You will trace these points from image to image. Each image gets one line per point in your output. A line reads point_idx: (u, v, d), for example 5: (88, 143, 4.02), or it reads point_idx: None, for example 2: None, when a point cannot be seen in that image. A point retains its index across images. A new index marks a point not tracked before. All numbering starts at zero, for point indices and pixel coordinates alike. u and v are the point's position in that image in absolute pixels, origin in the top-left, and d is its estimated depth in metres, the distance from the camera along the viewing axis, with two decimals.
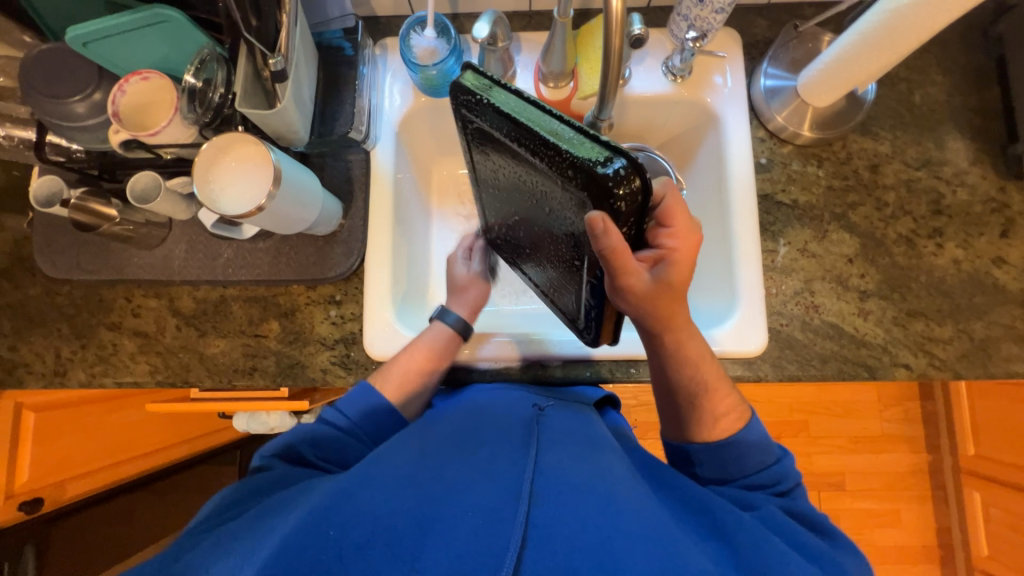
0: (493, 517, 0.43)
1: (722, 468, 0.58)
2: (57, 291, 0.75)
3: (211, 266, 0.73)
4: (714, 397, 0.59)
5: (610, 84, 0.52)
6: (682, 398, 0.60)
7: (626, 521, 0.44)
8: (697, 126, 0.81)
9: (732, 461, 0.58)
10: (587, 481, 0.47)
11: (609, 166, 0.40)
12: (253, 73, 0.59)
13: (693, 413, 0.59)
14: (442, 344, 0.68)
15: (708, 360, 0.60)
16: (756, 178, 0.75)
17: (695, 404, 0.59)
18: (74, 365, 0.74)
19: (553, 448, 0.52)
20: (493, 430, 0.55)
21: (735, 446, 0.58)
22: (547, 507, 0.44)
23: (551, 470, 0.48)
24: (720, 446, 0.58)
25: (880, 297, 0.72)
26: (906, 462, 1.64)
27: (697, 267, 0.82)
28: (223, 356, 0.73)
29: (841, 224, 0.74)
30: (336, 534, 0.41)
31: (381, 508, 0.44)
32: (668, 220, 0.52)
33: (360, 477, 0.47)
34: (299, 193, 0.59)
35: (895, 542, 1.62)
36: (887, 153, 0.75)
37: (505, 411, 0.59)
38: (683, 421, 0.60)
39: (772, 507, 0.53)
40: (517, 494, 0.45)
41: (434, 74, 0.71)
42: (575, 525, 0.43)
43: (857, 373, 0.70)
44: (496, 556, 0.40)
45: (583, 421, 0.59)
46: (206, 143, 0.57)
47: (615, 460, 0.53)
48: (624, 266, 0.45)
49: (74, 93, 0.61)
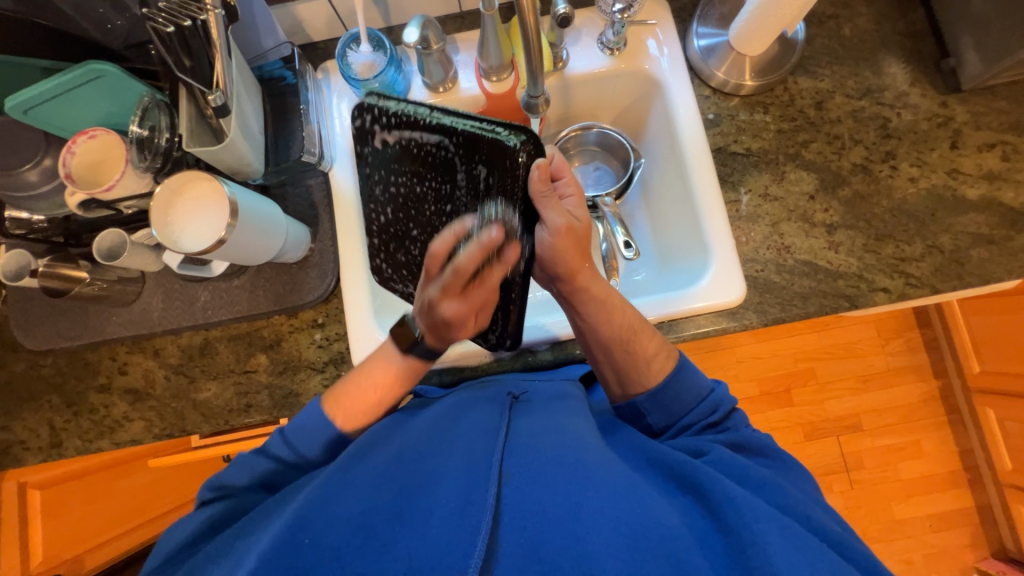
0: (464, 504, 0.45)
1: (666, 409, 0.60)
2: (42, 363, 0.75)
3: (190, 311, 0.74)
4: (639, 341, 0.60)
5: (534, 57, 0.54)
6: (613, 348, 0.60)
7: (595, 486, 0.46)
8: (643, 96, 0.83)
9: (672, 401, 0.59)
10: (558, 452, 0.50)
11: (512, 142, 0.48)
12: (197, 114, 0.60)
13: (627, 362, 0.60)
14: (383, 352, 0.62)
15: (624, 307, 0.61)
16: (707, 134, 0.77)
17: (625, 351, 0.60)
18: (69, 433, 0.73)
19: (525, 427, 0.54)
20: (469, 419, 0.57)
21: (675, 382, 0.59)
22: (517, 485, 0.47)
23: (522, 450, 0.51)
24: (659, 390, 0.59)
25: (847, 228, 0.73)
26: (917, 392, 1.65)
27: (665, 232, 0.84)
28: (217, 398, 0.73)
29: (796, 163, 0.75)
30: (310, 541, 0.43)
31: (358, 507, 0.46)
32: (560, 175, 0.57)
33: (338, 482, 0.49)
34: (257, 223, 0.59)
35: (922, 473, 1.62)
36: (828, 88, 0.77)
37: (480, 397, 0.62)
38: (620, 371, 0.61)
39: (721, 449, 0.53)
40: (487, 476, 0.47)
41: (377, 87, 0.72)
42: (545, 500, 0.46)
43: (839, 305, 0.71)
44: (468, 539, 0.42)
45: (557, 395, 0.62)
46: (160, 186, 0.57)
47: (586, 427, 0.56)
48: (545, 204, 0.52)
49: (26, 162, 0.64)
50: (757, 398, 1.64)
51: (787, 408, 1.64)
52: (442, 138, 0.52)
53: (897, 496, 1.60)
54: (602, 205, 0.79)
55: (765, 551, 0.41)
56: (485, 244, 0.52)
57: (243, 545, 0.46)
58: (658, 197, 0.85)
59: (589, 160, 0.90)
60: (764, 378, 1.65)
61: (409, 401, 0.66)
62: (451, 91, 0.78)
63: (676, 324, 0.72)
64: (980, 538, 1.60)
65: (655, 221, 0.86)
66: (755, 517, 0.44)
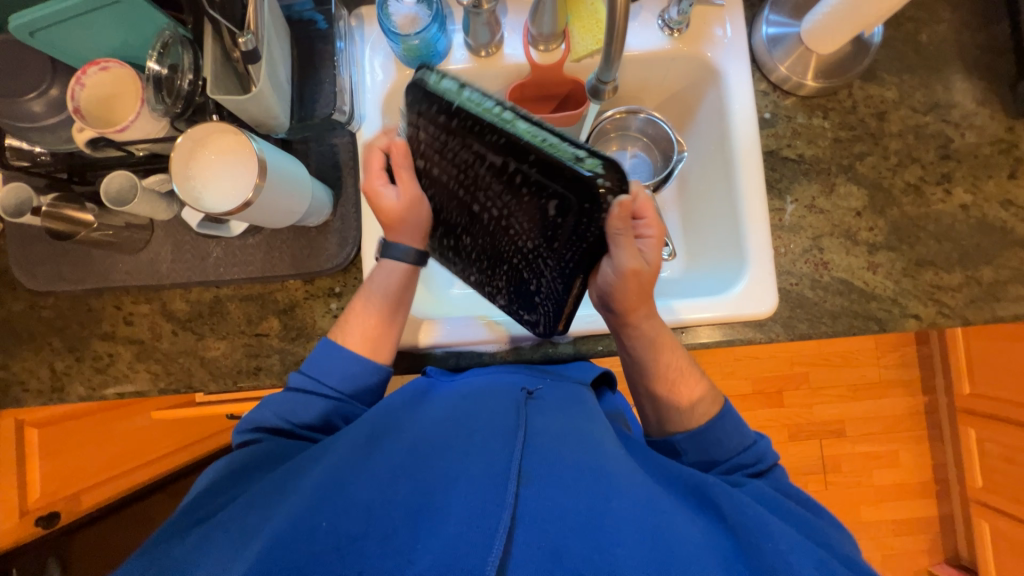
0: (484, 502, 0.45)
1: (705, 450, 0.59)
2: (42, 304, 0.72)
3: (200, 266, 0.70)
4: (683, 385, 0.61)
5: (614, 44, 0.50)
6: (661, 387, 0.61)
7: (616, 498, 0.47)
8: (697, 83, 0.77)
9: (713, 445, 0.59)
10: (579, 461, 0.50)
11: (591, 171, 0.46)
12: (222, 55, 0.54)
13: (670, 399, 0.61)
14: (395, 291, 0.63)
15: (680, 350, 0.62)
16: (760, 134, 0.73)
17: (672, 391, 0.61)
18: (71, 379, 0.71)
19: (545, 427, 0.54)
20: (486, 412, 0.57)
21: (719, 423, 0.59)
22: (538, 487, 0.47)
23: (542, 450, 0.51)
24: (700, 432, 0.59)
25: (889, 250, 0.71)
26: (904, 405, 1.69)
27: (699, 233, 0.81)
28: (226, 358, 0.71)
29: (848, 176, 0.72)
30: (328, 527, 0.43)
31: (376, 498, 0.46)
32: (641, 215, 0.58)
33: (353, 470, 0.48)
34: (286, 185, 0.55)
35: (894, 481, 1.69)
36: (894, 99, 0.73)
37: (497, 389, 0.61)
38: (658, 409, 0.62)
39: (759, 486, 0.54)
40: (506, 475, 0.47)
41: (417, 44, 0.66)
42: (565, 506, 0.46)
43: (868, 327, 0.70)
44: (488, 538, 0.42)
45: (577, 396, 0.62)
46: (182, 135, 0.52)
47: (606, 435, 0.56)
48: (618, 241, 0.52)
49: (30, 90, 0.58)
50: (750, 396, 1.67)
51: (776, 408, 1.67)
52: (507, 150, 0.48)
53: (868, 500, 1.67)
54: None
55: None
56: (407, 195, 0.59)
57: (256, 522, 0.45)
58: (696, 195, 0.82)
59: (627, 146, 0.85)
60: (758, 378, 1.67)
61: (416, 380, 0.66)
62: (493, 56, 0.73)
63: (700, 330, 0.71)
64: (937, 544, 1.70)
65: (690, 220, 0.83)
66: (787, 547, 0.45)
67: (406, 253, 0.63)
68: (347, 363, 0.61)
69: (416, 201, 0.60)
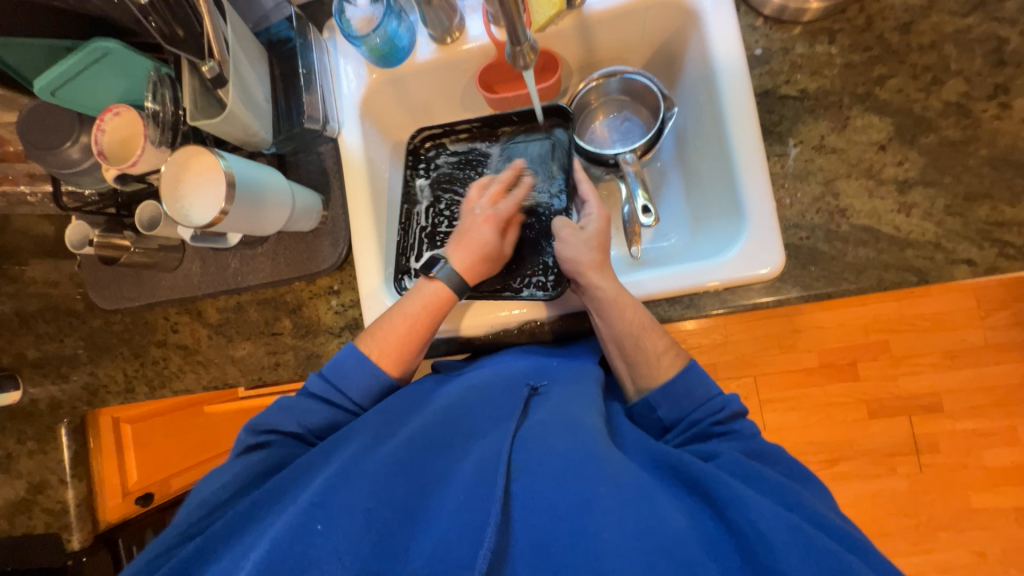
0: (473, 498, 0.45)
1: (676, 403, 0.56)
2: (113, 320, 0.86)
3: (222, 276, 0.79)
4: (648, 340, 0.60)
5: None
6: (625, 344, 0.61)
7: (606, 483, 0.44)
8: (677, 31, 0.71)
9: (685, 394, 0.56)
10: (567, 446, 0.48)
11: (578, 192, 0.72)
12: (200, 85, 0.61)
13: (636, 356, 0.60)
14: (434, 307, 0.64)
15: (634, 307, 0.61)
16: (752, 74, 0.65)
17: (638, 347, 0.60)
18: (138, 381, 0.85)
19: (538, 419, 0.53)
20: (482, 405, 0.56)
21: (681, 380, 0.57)
22: (527, 480, 0.46)
23: (532, 440, 0.50)
24: (668, 385, 0.57)
25: (925, 186, 0.60)
26: (1020, 372, 1.42)
27: (702, 193, 0.74)
28: (251, 356, 0.80)
29: (866, 106, 0.61)
30: (322, 529, 0.42)
31: (369, 499, 0.45)
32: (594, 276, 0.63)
33: (347, 471, 0.48)
34: (258, 194, 0.61)
35: (1013, 462, 1.42)
36: (921, 6, 0.61)
37: (496, 379, 0.60)
38: (631, 366, 0.61)
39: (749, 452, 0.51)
40: (496, 469, 0.47)
41: (378, 42, 0.69)
42: (554, 498, 0.45)
43: (904, 280, 0.59)
44: (478, 532, 0.43)
45: (578, 383, 0.60)
46: (166, 163, 0.58)
47: (599, 418, 0.54)
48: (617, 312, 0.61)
49: (66, 140, 0.66)
50: (816, 370, 1.50)
51: (851, 382, 1.48)
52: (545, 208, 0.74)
53: (977, 485, 1.43)
54: (623, 164, 0.72)
55: (775, 556, 0.39)
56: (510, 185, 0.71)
57: (260, 533, 0.46)
58: (694, 150, 0.75)
59: (615, 111, 0.81)
60: (826, 349, 1.49)
61: (427, 375, 0.67)
62: (459, 41, 0.73)
63: (696, 300, 0.65)
64: None
65: (693, 181, 0.76)
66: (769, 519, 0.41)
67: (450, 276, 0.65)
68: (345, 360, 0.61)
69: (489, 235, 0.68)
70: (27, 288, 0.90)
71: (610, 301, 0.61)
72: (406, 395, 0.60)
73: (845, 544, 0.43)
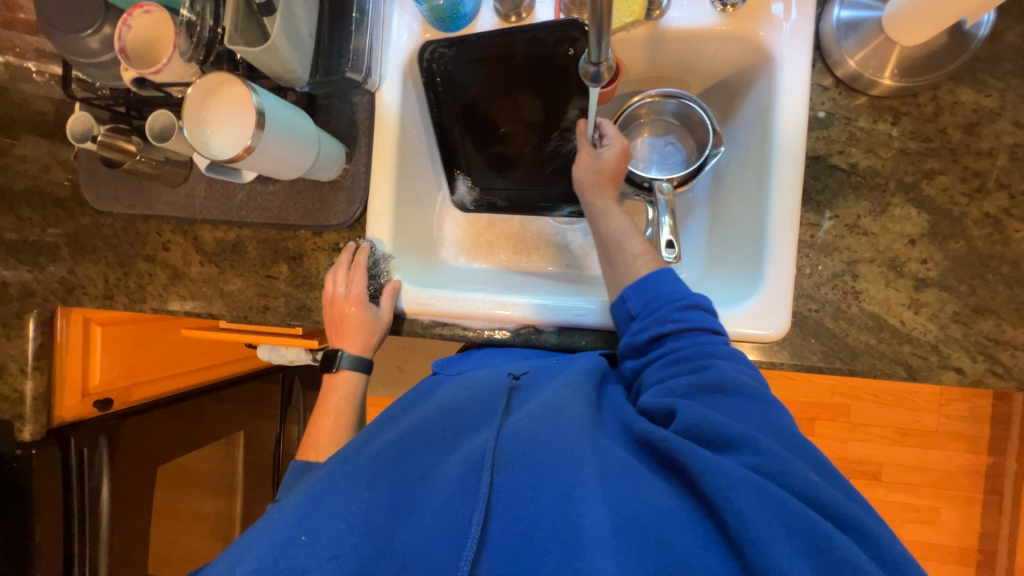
0: (459, 491, 0.45)
1: (646, 294, 0.60)
2: (102, 222, 0.83)
3: (227, 206, 0.76)
4: (629, 242, 0.65)
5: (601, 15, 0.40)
6: (609, 245, 0.66)
7: (587, 469, 0.45)
8: (747, 69, 0.68)
9: (654, 287, 0.60)
10: (552, 441, 0.47)
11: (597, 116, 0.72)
12: (245, 6, 0.56)
13: (618, 255, 0.65)
14: (346, 394, 0.68)
15: (618, 215, 0.67)
16: (808, 136, 0.63)
17: (619, 248, 0.65)
18: (118, 290, 0.82)
19: (523, 415, 0.52)
20: (471, 403, 0.57)
21: (652, 276, 0.61)
22: (511, 472, 0.46)
23: (516, 434, 0.49)
24: (640, 282, 0.61)
25: (941, 288, 0.60)
26: (959, 462, 1.50)
27: (725, 237, 0.73)
28: (241, 294, 0.78)
29: (909, 196, 0.61)
30: (307, 540, 0.42)
31: (351, 503, 0.44)
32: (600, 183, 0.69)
33: (334, 478, 0.47)
34: (287, 136, 0.57)
35: (928, 540, 1.52)
36: (992, 109, 0.60)
37: (487, 380, 0.61)
38: (615, 267, 0.65)
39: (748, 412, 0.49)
40: (480, 464, 0.46)
41: (443, 3, 0.65)
42: (539, 489, 0.44)
43: (894, 372, 0.61)
44: (463, 527, 0.42)
45: (569, 376, 0.59)
46: (194, 85, 0.55)
47: (587, 409, 0.53)
48: (606, 213, 0.68)
49: (88, 27, 0.61)
50: None
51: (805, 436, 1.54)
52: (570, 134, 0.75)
53: None
54: (658, 191, 0.70)
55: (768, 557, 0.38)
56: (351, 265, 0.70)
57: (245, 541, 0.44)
58: (729, 193, 0.73)
59: (662, 133, 0.79)
60: (791, 401, 1.54)
61: (423, 379, 0.71)
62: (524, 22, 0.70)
63: None
64: None
65: (719, 225, 0.75)
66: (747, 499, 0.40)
67: (354, 362, 0.69)
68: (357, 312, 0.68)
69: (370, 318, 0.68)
70: (15, 166, 0.85)
71: (602, 210, 0.68)
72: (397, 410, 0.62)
73: (823, 500, 0.41)
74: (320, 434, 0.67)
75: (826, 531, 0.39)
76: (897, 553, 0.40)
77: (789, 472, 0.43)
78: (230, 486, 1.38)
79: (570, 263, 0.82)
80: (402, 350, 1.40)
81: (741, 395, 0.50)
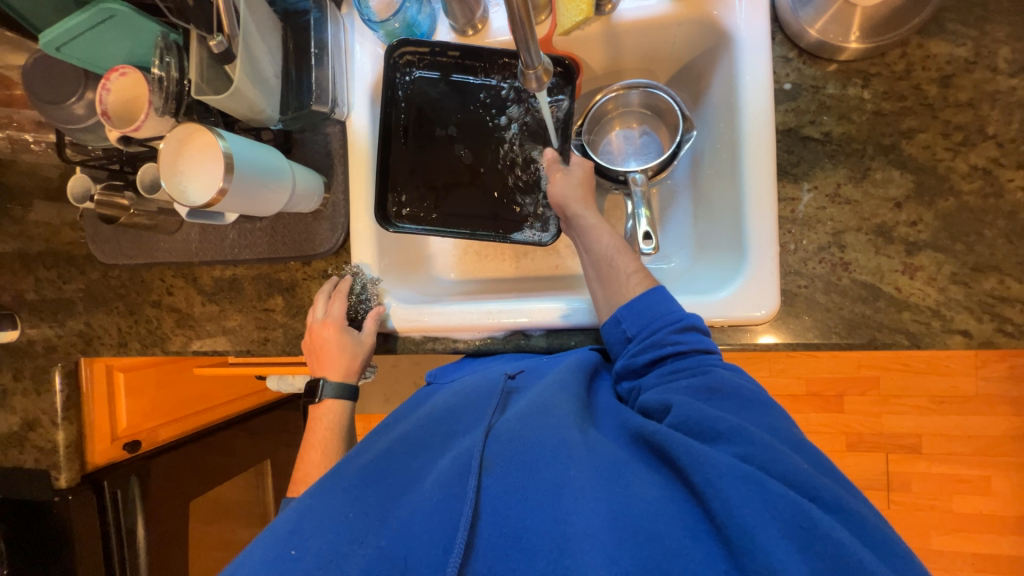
0: (447, 495, 0.45)
1: (641, 315, 0.59)
2: (111, 274, 0.87)
3: (220, 246, 0.79)
4: (621, 261, 0.64)
5: (519, 26, 0.44)
6: (600, 264, 0.65)
7: (575, 467, 0.45)
8: (708, 50, 0.67)
9: (649, 309, 0.59)
10: (540, 441, 0.48)
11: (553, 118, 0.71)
12: (209, 57, 0.61)
13: (610, 274, 0.64)
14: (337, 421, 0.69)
15: (608, 233, 0.67)
16: (777, 111, 0.62)
17: (611, 266, 0.64)
18: (131, 337, 0.86)
19: (512, 416, 0.53)
20: (462, 411, 0.57)
21: (648, 296, 0.60)
22: (499, 475, 0.46)
23: (504, 436, 0.49)
24: (637, 299, 0.60)
25: (935, 250, 0.58)
26: (1004, 425, 1.41)
27: (707, 221, 0.72)
28: (241, 328, 0.81)
29: (889, 159, 0.59)
30: (297, 553, 0.43)
31: (341, 514, 0.46)
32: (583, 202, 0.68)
33: (325, 493, 0.48)
34: (256, 177, 0.60)
35: (981, 511, 1.44)
36: (967, 59, 0.58)
37: (476, 386, 0.61)
38: (607, 287, 0.64)
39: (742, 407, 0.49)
40: (468, 468, 0.46)
41: (397, 27, 0.68)
42: (528, 490, 0.44)
43: (896, 341, 0.59)
44: (452, 532, 0.43)
45: (555, 373, 0.59)
46: (166, 138, 0.58)
47: (576, 406, 0.53)
48: (594, 232, 0.67)
49: (71, 95, 0.65)
50: (803, 398, 1.50)
51: (834, 414, 1.49)
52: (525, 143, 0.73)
53: (941, 527, 1.45)
54: (632, 183, 0.69)
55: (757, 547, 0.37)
56: (334, 290, 0.72)
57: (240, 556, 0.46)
58: (706, 177, 0.72)
59: (635, 125, 0.78)
60: (815, 378, 1.49)
61: (417, 391, 0.71)
62: (480, 34, 0.72)
63: None
64: None
65: (701, 209, 0.74)
66: (734, 488, 0.40)
67: (340, 388, 0.69)
68: (331, 338, 0.69)
69: (346, 342, 0.69)
70: (29, 230, 0.91)
71: (588, 227, 0.67)
72: (391, 422, 0.63)
73: (808, 485, 0.41)
74: (312, 464, 0.66)
75: (812, 513, 0.38)
76: (884, 534, 0.40)
77: (776, 458, 0.42)
78: (262, 513, 1.42)
79: (558, 263, 0.82)
80: (414, 365, 1.42)
81: (737, 398, 0.50)
